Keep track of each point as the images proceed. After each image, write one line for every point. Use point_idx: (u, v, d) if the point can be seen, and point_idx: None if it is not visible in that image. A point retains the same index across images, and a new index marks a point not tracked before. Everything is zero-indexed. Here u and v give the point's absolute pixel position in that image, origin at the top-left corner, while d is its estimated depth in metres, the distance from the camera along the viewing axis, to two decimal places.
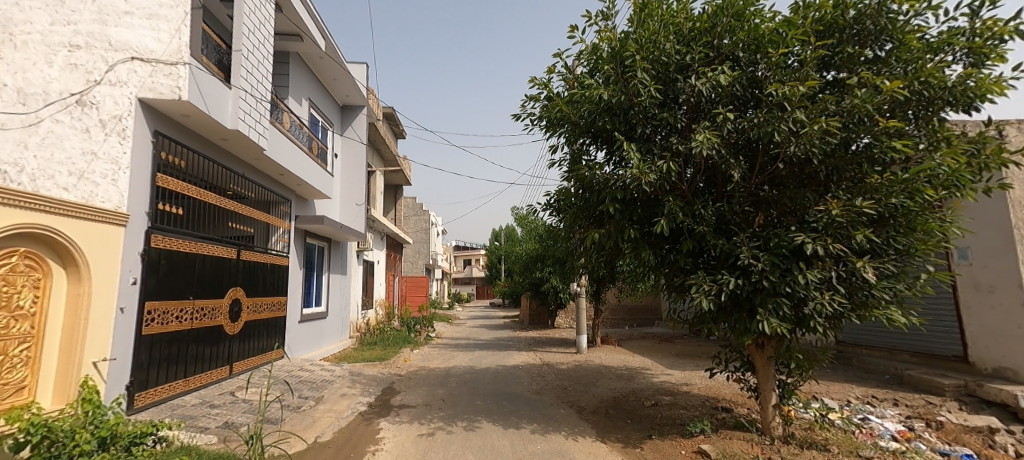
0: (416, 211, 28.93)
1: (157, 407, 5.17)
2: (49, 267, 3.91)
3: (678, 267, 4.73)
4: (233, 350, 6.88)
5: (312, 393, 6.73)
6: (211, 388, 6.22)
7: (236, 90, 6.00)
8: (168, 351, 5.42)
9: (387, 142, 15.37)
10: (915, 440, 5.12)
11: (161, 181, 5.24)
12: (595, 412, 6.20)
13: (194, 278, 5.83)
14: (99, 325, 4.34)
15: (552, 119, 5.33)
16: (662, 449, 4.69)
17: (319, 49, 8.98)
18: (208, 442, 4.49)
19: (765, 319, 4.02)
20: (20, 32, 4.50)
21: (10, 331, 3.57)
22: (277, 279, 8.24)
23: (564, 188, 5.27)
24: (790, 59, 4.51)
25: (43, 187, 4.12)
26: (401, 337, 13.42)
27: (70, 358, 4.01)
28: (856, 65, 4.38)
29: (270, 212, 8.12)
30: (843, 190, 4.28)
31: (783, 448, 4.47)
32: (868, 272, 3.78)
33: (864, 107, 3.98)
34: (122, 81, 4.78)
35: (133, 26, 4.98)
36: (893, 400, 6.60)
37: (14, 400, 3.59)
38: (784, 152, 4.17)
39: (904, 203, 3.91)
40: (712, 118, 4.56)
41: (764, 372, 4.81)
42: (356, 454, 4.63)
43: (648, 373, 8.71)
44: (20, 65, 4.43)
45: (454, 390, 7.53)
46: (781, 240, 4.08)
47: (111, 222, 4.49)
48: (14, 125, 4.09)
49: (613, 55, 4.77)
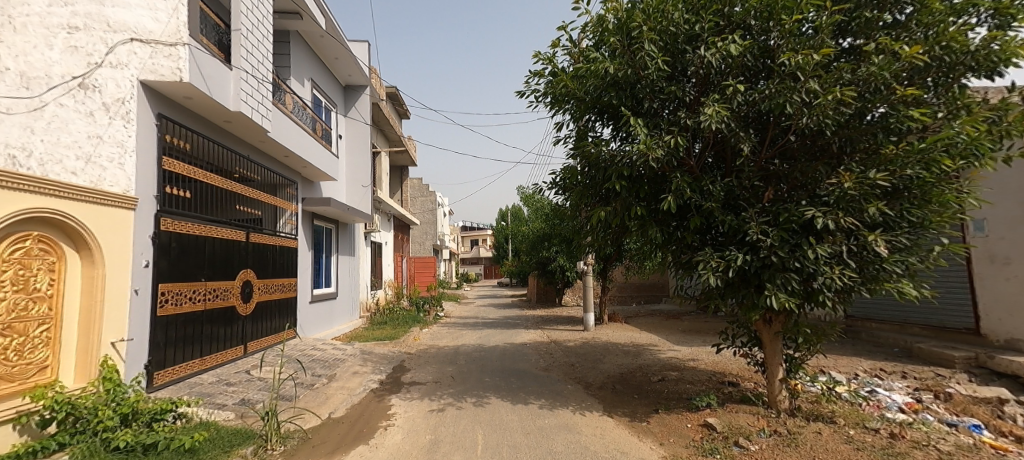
0: (421, 192, 28.88)
1: (176, 385, 5.32)
2: (62, 250, 3.91)
3: (686, 244, 4.71)
4: (247, 330, 7.02)
5: (324, 371, 6.90)
6: (227, 367, 6.38)
7: (237, 71, 5.94)
8: (185, 332, 5.56)
9: (391, 122, 15.19)
10: (922, 411, 5.13)
11: (167, 165, 5.26)
12: (602, 387, 6.28)
13: (204, 260, 5.93)
14: (115, 307, 4.43)
15: (557, 96, 5.20)
16: (668, 423, 4.76)
17: (319, 27, 8.77)
18: (226, 418, 4.63)
19: (773, 294, 3.98)
20: (18, 14, 4.47)
21: (29, 313, 3.58)
22: (288, 260, 8.35)
23: (570, 165, 5.14)
24: (804, 27, 4.33)
25: (52, 171, 4.14)
26: (409, 316, 13.58)
27: (89, 339, 4.07)
28: (874, 31, 4.24)
29: (276, 195, 8.17)
30: (857, 163, 4.20)
31: (789, 421, 4.51)
32: (880, 246, 3.71)
33: (880, 75, 3.84)
34: (123, 63, 4.73)
35: (131, 5, 4.89)
36: (902, 373, 6.61)
37: (37, 379, 3.61)
38: (796, 124, 4.05)
39: (920, 174, 3.83)
40: (721, 91, 4.48)
41: (771, 347, 4.79)
42: (369, 429, 4.76)
43: (655, 349, 8.80)
44: (21, 48, 4.41)
45: (463, 367, 7.67)
46: (792, 215, 4.01)
47: (121, 206, 4.52)
48: (20, 110, 4.09)
49: (620, 27, 4.59)
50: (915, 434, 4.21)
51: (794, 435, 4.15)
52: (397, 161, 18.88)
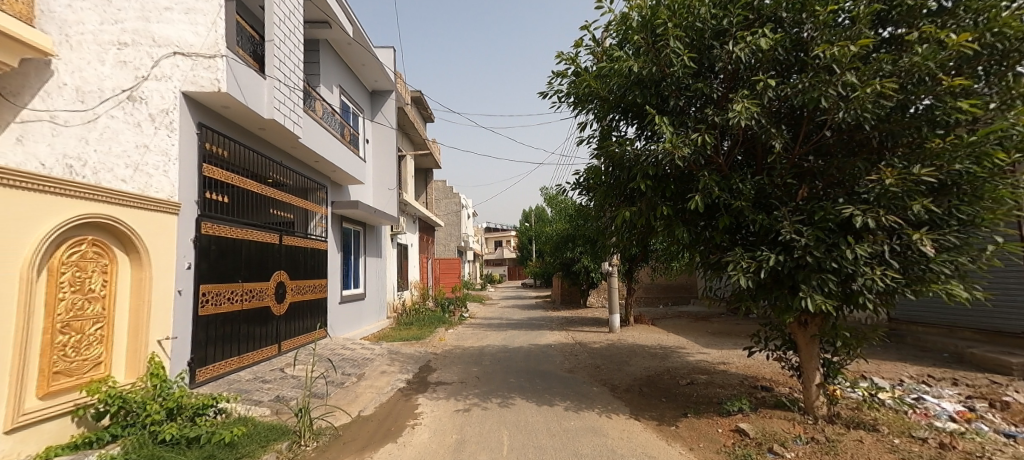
0: (446, 194, 29.22)
1: (216, 381, 5.57)
2: (114, 253, 4.15)
3: (714, 244, 4.59)
4: (281, 330, 7.28)
5: (354, 370, 7.08)
6: (263, 365, 6.63)
7: (270, 80, 6.17)
8: (223, 330, 5.81)
9: (416, 126, 15.46)
10: (976, 421, 4.81)
11: (207, 171, 5.52)
12: (629, 390, 6.19)
13: (241, 263, 6.18)
14: (161, 307, 4.67)
15: (580, 96, 5.16)
16: (698, 428, 4.64)
17: (347, 35, 9.01)
18: (263, 414, 4.82)
19: (808, 296, 3.83)
20: (75, 33, 4.78)
21: (85, 312, 3.82)
22: (318, 262, 8.61)
23: (593, 165, 5.10)
24: (841, 17, 4.16)
25: (105, 179, 4.51)
26: (435, 317, 13.76)
27: (138, 337, 4.31)
28: (917, 19, 4.01)
29: (307, 199, 8.44)
30: (899, 158, 4.00)
31: (827, 428, 4.32)
32: (926, 245, 3.52)
33: (925, 65, 3.63)
34: (167, 76, 5.02)
35: (174, 21, 5.17)
36: (952, 380, 6.23)
37: (93, 374, 3.84)
38: (833, 119, 3.90)
39: (970, 169, 3.61)
40: (751, 86, 4.35)
41: (807, 351, 4.63)
42: (397, 428, 4.85)
43: (683, 351, 8.60)
44: (77, 65, 4.68)
45: (487, 368, 7.71)
46: (828, 213, 3.85)
47: (165, 210, 4.76)
48: (76, 122, 4.46)
49: (644, 24, 4.51)
50: (967, 444, 3.97)
51: (833, 443, 3.98)
52: (423, 164, 19.20)
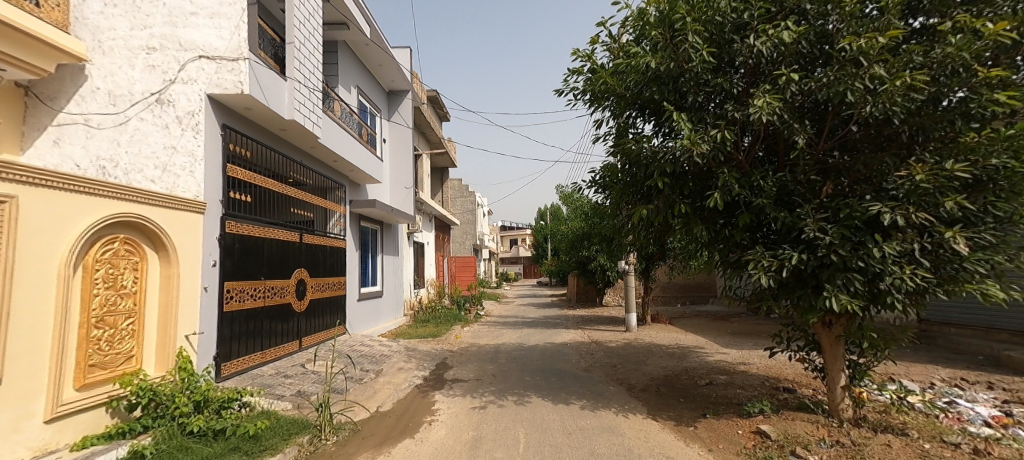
0: (463, 192, 29.37)
1: (241, 375, 5.73)
2: (144, 251, 4.31)
3: (734, 242, 4.48)
4: (302, 326, 7.44)
5: (373, 366, 7.19)
6: (285, 360, 6.79)
7: (291, 82, 6.29)
8: (247, 326, 5.97)
9: (433, 125, 15.57)
10: (1012, 426, 4.55)
11: (230, 171, 5.66)
12: (646, 390, 6.13)
13: (263, 260, 6.34)
14: (188, 303, 4.83)
15: (596, 93, 5.12)
16: (718, 429, 4.57)
17: (365, 36, 9.12)
18: (285, 408, 4.94)
19: (833, 296, 3.72)
20: (107, 39, 5.01)
21: (118, 308, 3.98)
22: (337, 260, 8.76)
23: (609, 163, 5.06)
24: (869, 8, 4.02)
25: (136, 179, 4.75)
26: (451, 314, 13.87)
27: (167, 332, 4.46)
28: (950, 8, 3.85)
29: (327, 197, 8.59)
30: (930, 152, 3.85)
31: (853, 432, 4.20)
32: (959, 244, 3.38)
33: (959, 56, 3.48)
34: (193, 79, 5.14)
35: (199, 25, 5.28)
36: (987, 383, 5.99)
37: (125, 367, 3.99)
38: (859, 113, 3.77)
39: (1008, 164, 3.45)
40: (773, 81, 4.24)
41: (831, 352, 4.52)
42: (414, 424, 4.91)
43: (701, 351, 8.47)
44: (109, 69, 4.94)
45: (503, 366, 7.73)
46: (853, 211, 3.73)
47: (193, 209, 4.92)
48: (108, 125, 4.75)
49: (662, 19, 4.44)
50: (1002, 451, 3.81)
51: (859, 446, 3.87)
52: (440, 163, 19.33)
